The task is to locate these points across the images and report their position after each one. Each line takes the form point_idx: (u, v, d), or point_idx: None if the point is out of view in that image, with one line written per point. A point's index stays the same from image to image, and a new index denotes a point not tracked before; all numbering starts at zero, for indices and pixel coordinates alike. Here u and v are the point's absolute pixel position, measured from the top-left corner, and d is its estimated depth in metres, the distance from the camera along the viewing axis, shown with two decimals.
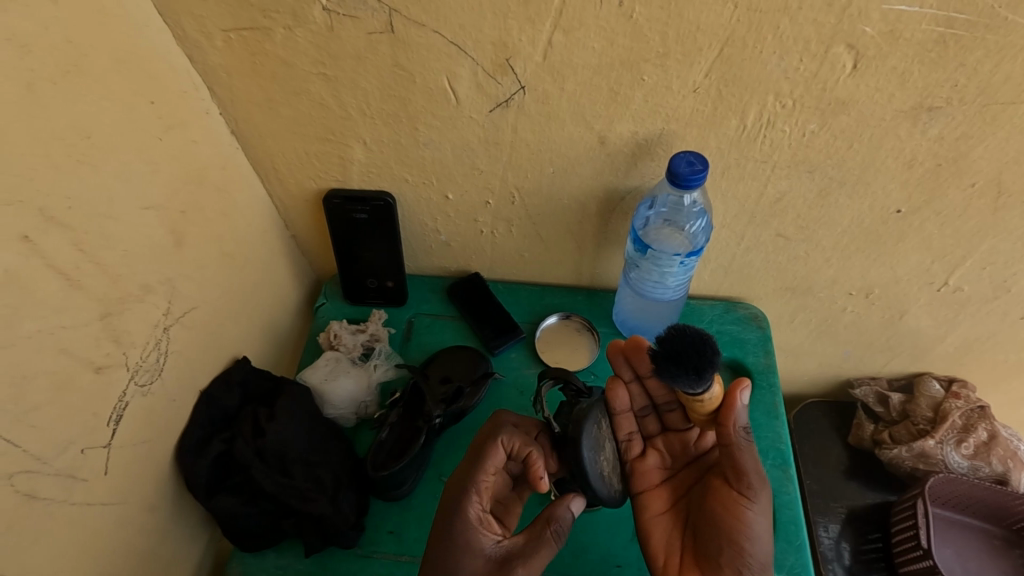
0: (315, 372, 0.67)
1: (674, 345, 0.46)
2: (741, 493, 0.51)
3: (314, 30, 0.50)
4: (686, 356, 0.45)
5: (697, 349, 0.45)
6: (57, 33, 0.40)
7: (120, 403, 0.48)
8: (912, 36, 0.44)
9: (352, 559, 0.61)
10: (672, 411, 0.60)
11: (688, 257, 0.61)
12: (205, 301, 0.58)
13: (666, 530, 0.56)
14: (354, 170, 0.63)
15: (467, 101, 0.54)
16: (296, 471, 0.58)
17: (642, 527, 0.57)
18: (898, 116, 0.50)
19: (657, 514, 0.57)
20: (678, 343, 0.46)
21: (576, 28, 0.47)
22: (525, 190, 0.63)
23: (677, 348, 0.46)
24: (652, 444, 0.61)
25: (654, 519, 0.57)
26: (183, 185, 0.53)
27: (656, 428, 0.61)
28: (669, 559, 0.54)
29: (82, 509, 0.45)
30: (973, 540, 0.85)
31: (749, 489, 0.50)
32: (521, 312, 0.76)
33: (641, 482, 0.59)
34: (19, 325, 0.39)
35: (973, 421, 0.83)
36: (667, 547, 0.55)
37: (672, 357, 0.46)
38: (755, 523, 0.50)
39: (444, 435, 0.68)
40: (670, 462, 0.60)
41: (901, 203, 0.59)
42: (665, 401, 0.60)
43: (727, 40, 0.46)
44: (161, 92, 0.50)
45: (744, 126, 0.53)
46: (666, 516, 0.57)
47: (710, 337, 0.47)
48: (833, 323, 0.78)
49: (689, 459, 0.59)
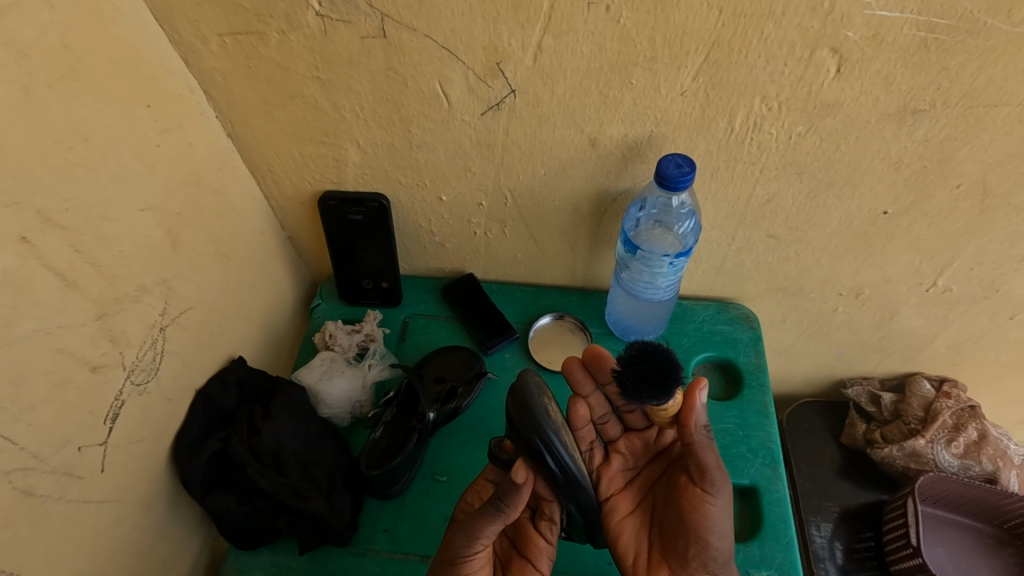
0: (310, 372, 0.68)
1: (648, 366, 0.46)
2: (704, 489, 0.50)
3: (308, 35, 0.51)
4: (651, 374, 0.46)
5: (663, 369, 0.46)
6: (55, 38, 0.41)
7: (117, 402, 0.49)
8: (894, 41, 0.45)
9: (347, 556, 0.62)
10: (631, 412, 0.59)
11: (678, 258, 0.62)
12: (201, 302, 0.58)
13: (635, 530, 0.56)
14: (349, 172, 0.64)
15: (459, 104, 0.55)
16: (291, 470, 0.59)
17: (609, 528, 0.56)
18: (883, 119, 0.51)
19: (625, 514, 0.57)
20: (648, 364, 0.46)
21: (566, 33, 0.48)
22: (517, 192, 0.64)
23: (648, 369, 0.46)
24: (614, 447, 0.60)
25: (622, 521, 0.56)
26: (179, 187, 0.54)
27: (617, 431, 0.60)
28: (640, 557, 0.54)
29: (78, 506, 0.46)
30: (964, 539, 0.86)
31: (711, 485, 0.49)
32: (515, 312, 0.76)
33: (607, 486, 0.58)
34: (16, 325, 0.40)
35: (963, 421, 0.84)
36: (636, 546, 0.55)
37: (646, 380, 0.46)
38: (718, 515, 0.50)
39: (438, 434, 0.69)
40: (633, 462, 0.59)
41: (889, 204, 0.60)
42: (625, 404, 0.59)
43: (714, 44, 0.47)
44: (157, 95, 0.51)
45: (733, 128, 0.54)
46: (634, 515, 0.57)
47: (672, 353, 0.47)
48: (824, 323, 0.79)
49: (652, 455, 0.59)
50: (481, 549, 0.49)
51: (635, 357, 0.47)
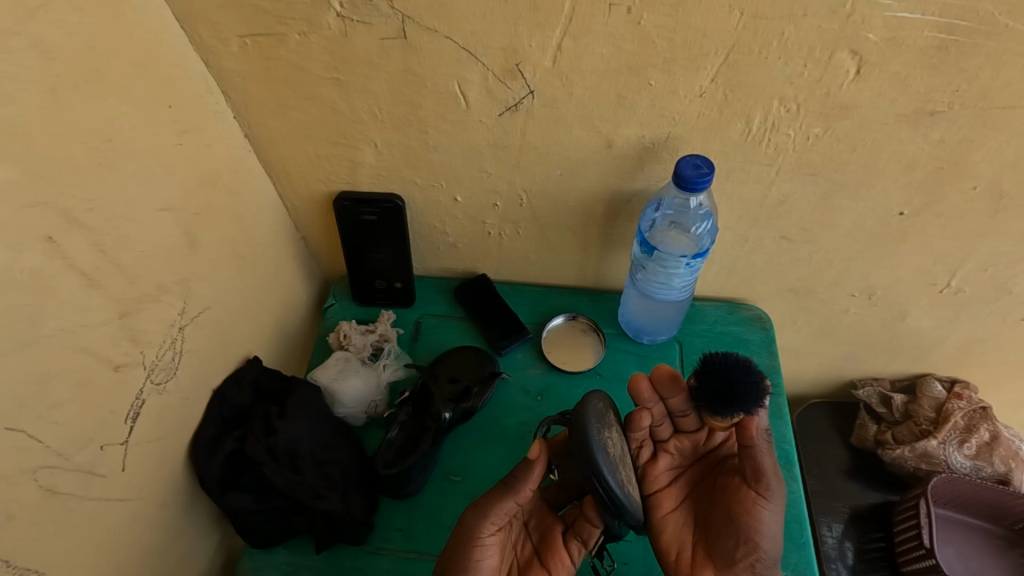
0: (325, 372, 0.68)
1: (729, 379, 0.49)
2: (759, 494, 0.51)
3: (328, 36, 0.51)
4: (726, 385, 0.49)
5: (748, 381, 0.49)
6: (80, 40, 0.41)
7: (137, 401, 0.49)
8: (914, 43, 0.45)
9: (361, 555, 0.62)
10: (684, 416, 0.58)
11: (695, 259, 0.62)
12: (218, 302, 0.59)
13: (678, 527, 0.57)
14: (364, 173, 0.64)
15: (476, 105, 0.55)
16: (307, 469, 0.59)
17: (651, 527, 0.57)
18: (900, 121, 0.51)
19: (668, 512, 0.57)
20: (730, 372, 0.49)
21: (585, 35, 0.48)
22: (532, 193, 0.64)
23: (726, 382, 0.49)
24: (662, 446, 0.59)
25: (666, 517, 0.57)
26: (198, 187, 0.54)
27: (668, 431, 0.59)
28: (682, 556, 0.55)
29: (100, 504, 0.46)
30: (974, 540, 0.86)
31: (765, 490, 0.51)
32: (527, 313, 0.77)
33: (653, 483, 0.58)
34: (42, 324, 0.40)
35: (975, 421, 0.84)
36: (679, 542, 0.56)
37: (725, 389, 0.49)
38: (772, 520, 0.52)
39: (453, 434, 0.69)
40: (680, 461, 0.59)
41: (903, 205, 0.60)
42: (680, 409, 0.57)
43: (733, 46, 0.47)
44: (177, 96, 0.51)
45: (749, 129, 0.54)
46: (677, 514, 0.57)
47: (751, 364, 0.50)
48: (835, 324, 0.79)
49: (700, 454, 0.59)
50: (492, 534, 0.50)
51: (712, 368, 0.50)
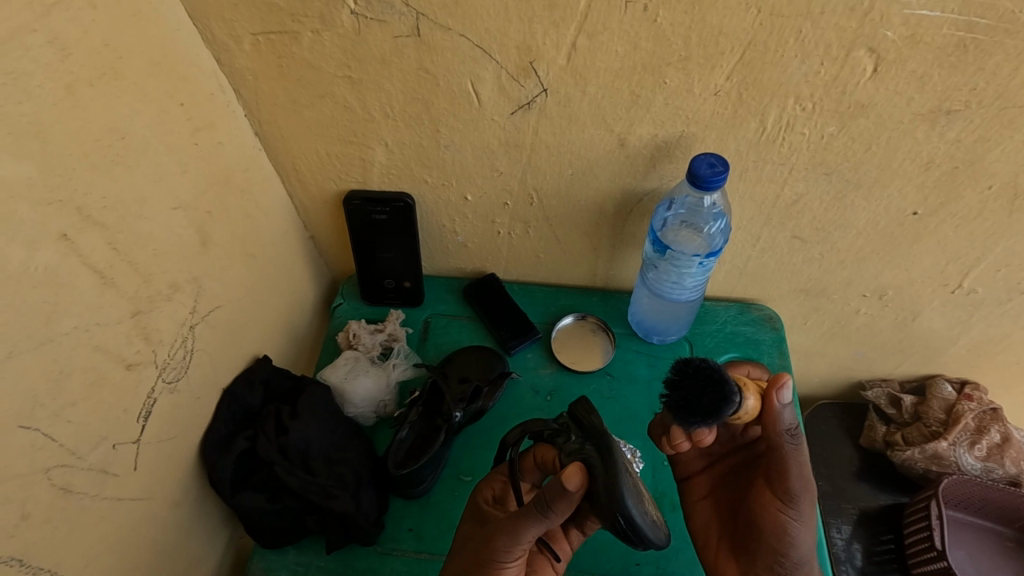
0: (335, 371, 0.68)
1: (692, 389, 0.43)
2: (784, 502, 0.50)
3: (342, 34, 0.51)
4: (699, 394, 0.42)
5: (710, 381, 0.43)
6: (96, 37, 0.41)
7: (149, 400, 0.49)
8: (932, 41, 0.45)
9: (372, 555, 0.62)
10: None
11: (708, 259, 0.62)
12: (228, 301, 0.58)
13: (706, 514, 0.58)
14: (375, 172, 0.64)
15: (490, 103, 0.55)
16: (318, 468, 0.59)
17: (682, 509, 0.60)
18: (916, 120, 0.51)
19: (699, 498, 0.59)
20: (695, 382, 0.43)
21: (601, 33, 0.48)
22: (543, 192, 0.64)
23: (696, 391, 0.42)
24: None
25: (696, 503, 0.59)
26: (210, 186, 0.54)
27: None
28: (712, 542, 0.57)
29: (113, 504, 0.46)
30: (985, 543, 0.85)
31: (789, 497, 0.49)
32: (536, 313, 0.76)
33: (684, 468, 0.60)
34: (57, 322, 0.40)
35: (985, 423, 0.83)
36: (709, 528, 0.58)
37: (698, 411, 0.42)
38: (801, 529, 0.50)
39: (463, 435, 0.68)
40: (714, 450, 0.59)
41: (917, 205, 0.59)
42: None
43: (749, 44, 0.47)
44: (190, 94, 0.51)
45: (764, 128, 0.54)
46: (707, 502, 0.59)
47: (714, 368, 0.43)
48: (846, 325, 0.79)
49: (736, 447, 0.58)
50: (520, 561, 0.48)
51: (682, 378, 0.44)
